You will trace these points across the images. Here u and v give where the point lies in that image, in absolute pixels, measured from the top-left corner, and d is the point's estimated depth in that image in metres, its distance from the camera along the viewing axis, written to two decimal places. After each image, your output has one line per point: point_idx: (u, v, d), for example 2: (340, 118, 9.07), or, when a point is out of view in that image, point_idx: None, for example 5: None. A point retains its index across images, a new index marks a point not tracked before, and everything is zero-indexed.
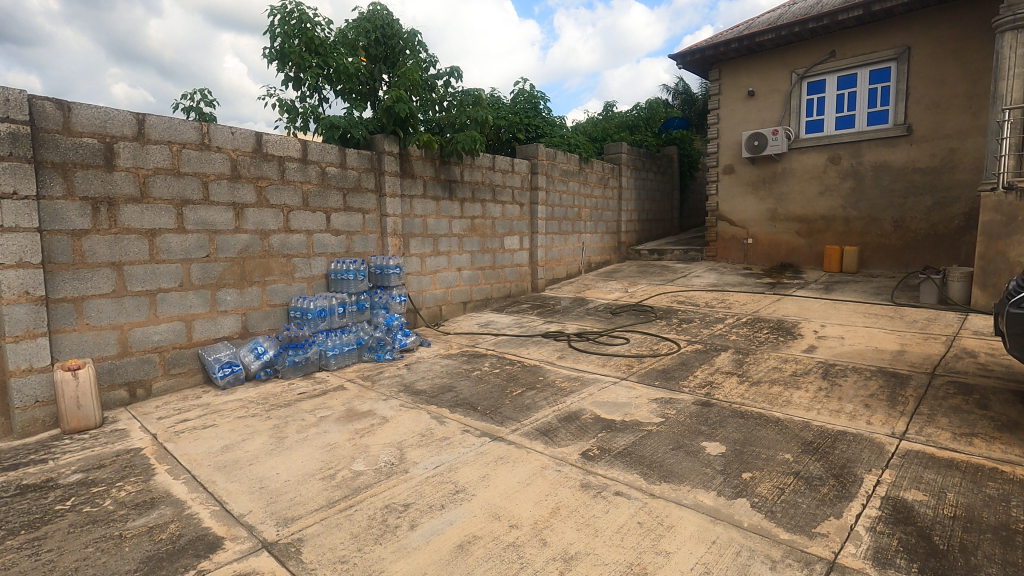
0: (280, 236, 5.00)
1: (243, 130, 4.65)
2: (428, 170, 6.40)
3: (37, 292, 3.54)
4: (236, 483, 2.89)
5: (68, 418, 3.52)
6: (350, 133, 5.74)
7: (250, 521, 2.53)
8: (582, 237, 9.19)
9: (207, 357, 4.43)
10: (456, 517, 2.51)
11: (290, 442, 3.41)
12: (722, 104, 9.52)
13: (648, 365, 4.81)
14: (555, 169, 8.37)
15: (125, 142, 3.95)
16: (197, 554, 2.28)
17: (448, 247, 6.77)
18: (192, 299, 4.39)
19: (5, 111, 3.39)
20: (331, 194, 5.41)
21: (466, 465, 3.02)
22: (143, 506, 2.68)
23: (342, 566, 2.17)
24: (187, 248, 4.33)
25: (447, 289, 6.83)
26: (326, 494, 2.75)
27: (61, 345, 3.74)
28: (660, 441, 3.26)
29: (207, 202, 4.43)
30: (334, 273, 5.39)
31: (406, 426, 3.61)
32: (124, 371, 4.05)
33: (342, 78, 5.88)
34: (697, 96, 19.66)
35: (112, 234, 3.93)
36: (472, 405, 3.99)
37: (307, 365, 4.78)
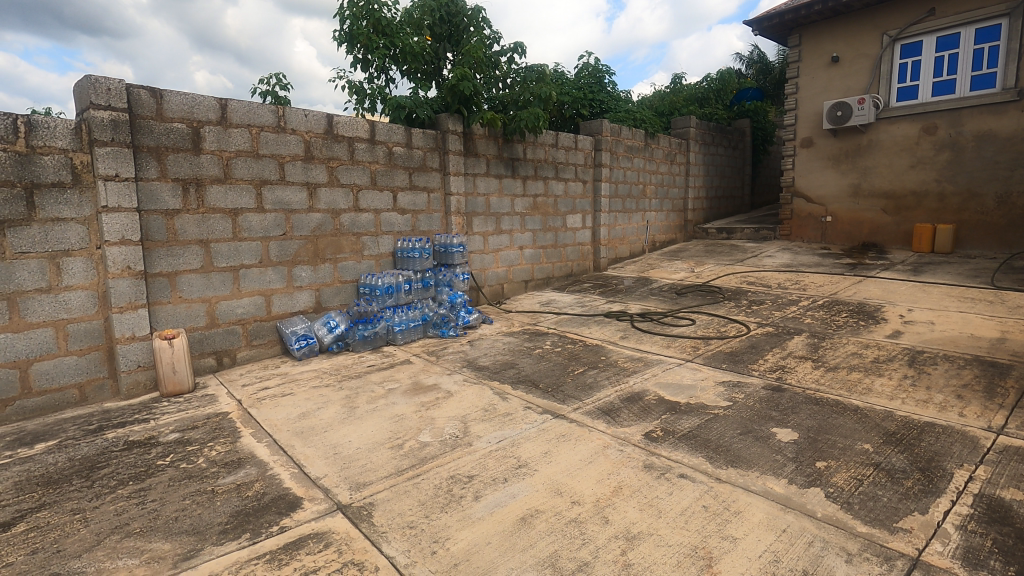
0: (350, 215, 5.17)
1: (316, 112, 4.82)
2: (491, 149, 6.41)
3: (137, 267, 3.85)
4: (312, 448, 3.08)
5: (166, 382, 3.86)
6: (415, 113, 5.82)
7: (326, 484, 2.69)
8: (646, 215, 8.96)
9: (285, 330, 4.71)
10: (519, 491, 2.56)
11: (361, 412, 3.58)
12: (801, 72, 8.91)
13: (715, 347, 4.67)
14: (620, 145, 8.17)
15: (210, 127, 4.20)
16: (279, 511, 2.46)
17: (510, 226, 6.79)
18: (271, 275, 4.66)
19: (106, 100, 3.67)
20: (397, 173, 5.52)
21: (529, 441, 3.06)
22: (231, 465, 2.91)
23: (410, 531, 2.28)
24: (265, 226, 4.58)
25: (509, 267, 6.87)
26: (394, 463, 2.87)
27: (158, 316, 4.08)
28: (727, 426, 3.17)
29: (283, 182, 4.65)
30: (400, 251, 5.56)
31: (470, 401, 3.70)
32: (212, 341, 4.38)
33: (408, 58, 5.95)
34: (774, 64, 18.50)
35: (200, 213, 4.21)
36: (534, 381, 4.04)
37: (376, 339, 4.99)
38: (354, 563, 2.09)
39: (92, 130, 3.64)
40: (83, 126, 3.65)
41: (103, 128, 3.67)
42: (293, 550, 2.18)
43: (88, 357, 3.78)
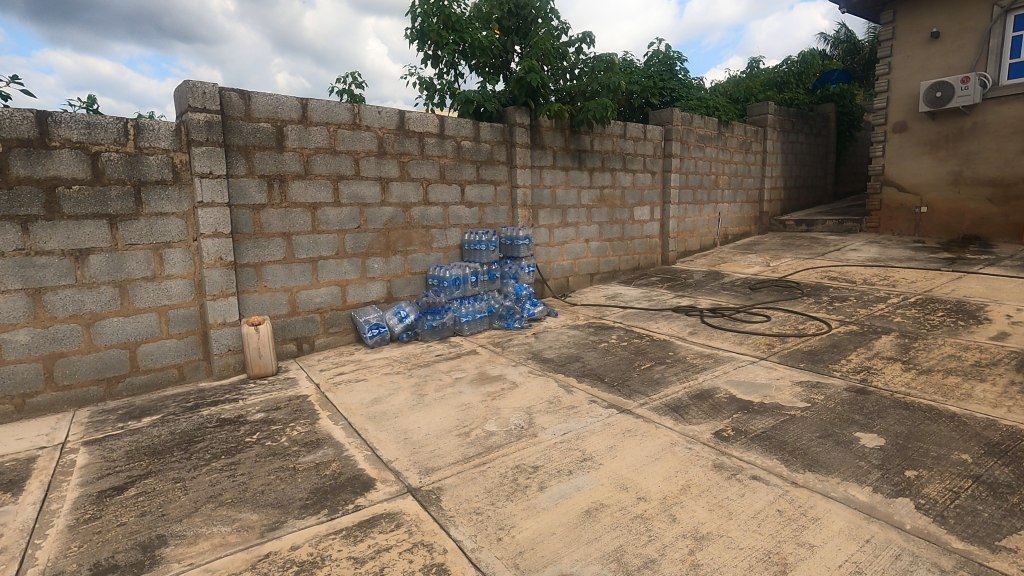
0: (420, 208, 5.32)
1: (389, 109, 4.97)
2: (558, 141, 6.38)
3: (228, 258, 4.15)
4: (385, 432, 3.21)
5: (252, 365, 4.16)
6: (483, 107, 5.87)
7: (397, 467, 2.80)
8: (718, 207, 8.63)
9: (359, 319, 4.92)
10: (584, 484, 2.56)
11: (429, 399, 3.70)
12: (895, 50, 8.23)
13: (792, 346, 4.44)
14: (691, 134, 7.89)
15: (292, 125, 4.44)
16: (354, 491, 2.59)
17: (576, 219, 6.74)
18: (346, 266, 4.88)
19: (202, 103, 3.96)
20: (465, 167, 5.61)
21: (594, 435, 3.04)
22: (311, 445, 3.09)
23: (476, 517, 2.34)
24: (342, 219, 4.80)
25: (575, 260, 6.83)
26: (461, 450, 2.95)
27: (247, 304, 4.39)
28: (805, 428, 3.02)
29: (358, 176, 4.85)
30: (468, 244, 5.64)
31: (534, 392, 3.73)
32: (293, 328, 4.65)
33: (477, 53, 6.03)
34: (864, 43, 17.21)
35: (282, 207, 4.47)
36: (600, 375, 4.02)
37: (443, 330, 5.13)
38: (424, 544, 2.17)
39: (190, 131, 3.94)
40: (182, 128, 3.96)
41: (199, 129, 3.97)
42: (367, 528, 2.29)
43: (186, 340, 4.12)
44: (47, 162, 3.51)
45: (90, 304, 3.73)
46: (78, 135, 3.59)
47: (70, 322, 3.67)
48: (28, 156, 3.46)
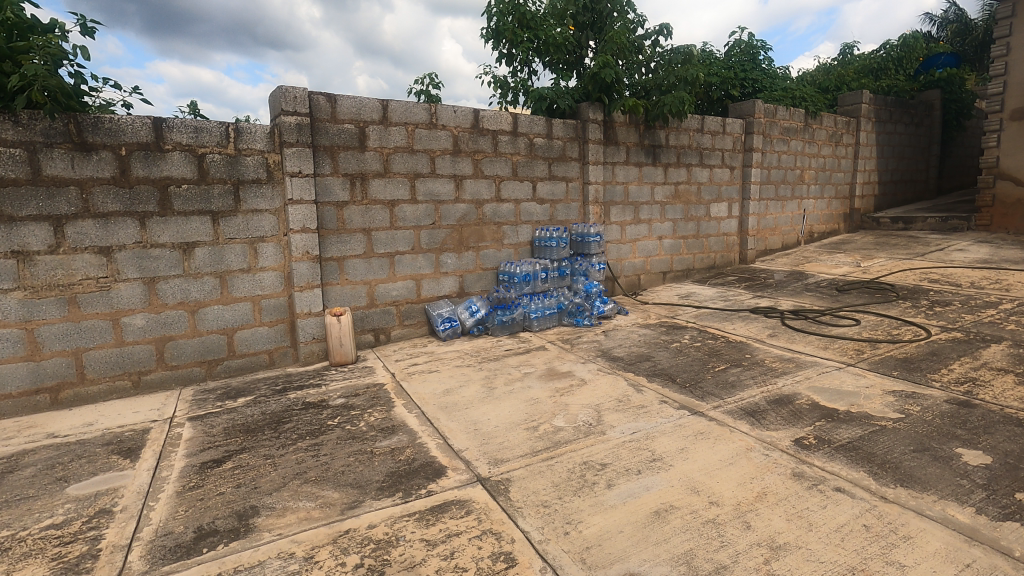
0: (492, 205, 5.41)
1: (464, 108, 5.09)
2: (632, 136, 6.27)
3: (313, 252, 4.43)
4: (456, 422, 3.31)
5: (334, 353, 4.41)
6: (556, 104, 5.89)
7: (467, 457, 2.89)
8: (803, 203, 8.16)
9: (432, 313, 5.10)
10: (653, 484, 2.52)
11: (499, 392, 3.77)
12: (1014, 29, 7.41)
13: (884, 352, 4.13)
14: (774, 127, 7.50)
15: (374, 126, 4.65)
16: (427, 477, 2.70)
17: (649, 215, 6.60)
18: (421, 261, 5.06)
19: (293, 106, 4.24)
20: (537, 164, 5.64)
21: (665, 436, 2.99)
22: (387, 431, 3.24)
23: (544, 510, 2.37)
24: (418, 216, 4.98)
25: (647, 258, 6.69)
26: (530, 444, 2.99)
27: (331, 295, 4.66)
28: (897, 440, 2.81)
29: (434, 174, 5.00)
30: (539, 240, 5.70)
31: (603, 390, 3.70)
32: (371, 319, 4.88)
33: (551, 49, 6.05)
34: (977, 23, 15.59)
35: (363, 204, 4.70)
36: (671, 375, 3.93)
37: (513, 325, 5.23)
38: (492, 533, 2.23)
39: (283, 133, 4.22)
40: (276, 130, 4.24)
41: (291, 131, 4.24)
42: (439, 513, 2.38)
43: (276, 328, 4.43)
44: (161, 163, 3.88)
45: (195, 293, 4.09)
46: (187, 139, 3.94)
47: (178, 309, 4.04)
48: (145, 159, 3.83)
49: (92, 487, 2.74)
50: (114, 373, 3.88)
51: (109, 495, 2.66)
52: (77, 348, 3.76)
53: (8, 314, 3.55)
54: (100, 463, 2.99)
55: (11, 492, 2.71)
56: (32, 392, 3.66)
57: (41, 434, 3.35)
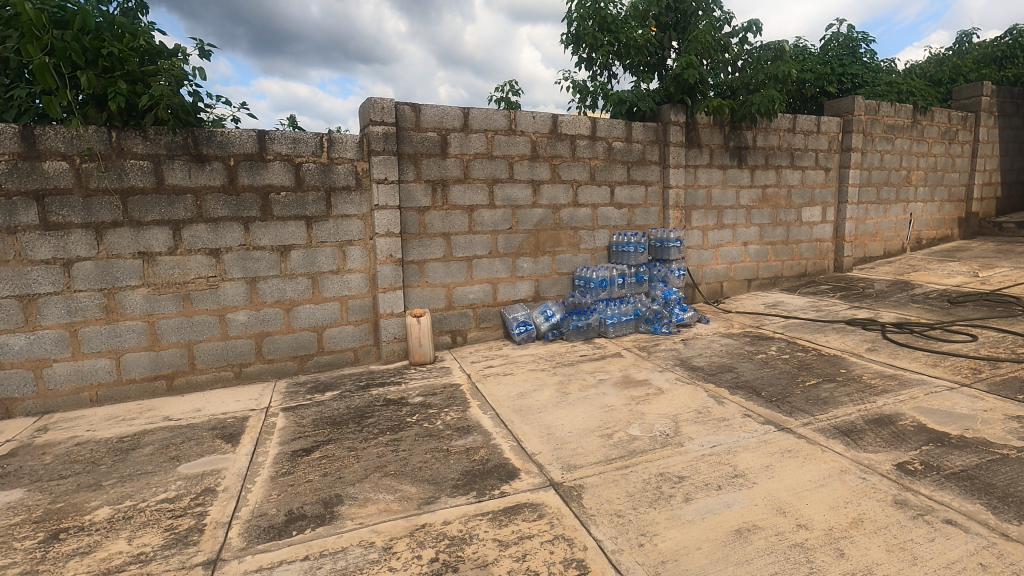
0: (569, 210, 5.40)
1: (543, 113, 5.12)
2: (716, 138, 6.03)
3: (396, 255, 4.63)
4: (529, 426, 3.33)
5: (414, 353, 4.59)
6: (636, 106, 5.79)
7: (540, 461, 2.89)
8: (909, 207, 7.49)
9: (508, 316, 5.16)
10: (734, 501, 2.40)
11: (573, 398, 3.75)
12: None
13: (1007, 373, 3.70)
14: (877, 125, 6.95)
15: (455, 134, 4.79)
16: (500, 478, 2.73)
17: (734, 220, 6.31)
18: (498, 265, 5.14)
19: (381, 116, 4.45)
20: (616, 168, 5.56)
21: (748, 451, 2.85)
22: (462, 431, 3.32)
23: (618, 520, 2.32)
24: (495, 221, 5.07)
25: (730, 265, 6.40)
26: (604, 451, 2.95)
27: (412, 297, 4.84)
28: (1021, 472, 2.50)
29: (512, 180, 5.07)
30: (616, 245, 5.59)
31: (682, 400, 3.58)
32: (449, 321, 5.02)
33: (632, 52, 5.96)
34: None
35: (444, 209, 4.85)
36: (755, 388, 3.73)
37: (588, 331, 5.19)
38: (565, 538, 2.22)
39: (371, 142, 4.45)
40: (364, 140, 4.48)
41: (378, 140, 4.47)
42: (512, 515, 2.40)
43: (361, 327, 4.67)
44: (263, 172, 4.21)
45: (290, 292, 4.40)
46: (286, 149, 4.25)
47: (274, 306, 4.36)
48: (251, 168, 4.17)
49: (200, 467, 3.01)
50: (219, 364, 4.25)
51: (213, 475, 2.91)
52: (189, 340, 4.15)
53: (134, 307, 3.98)
54: (206, 445, 3.28)
55: (133, 466, 3.03)
56: (151, 378, 4.08)
57: (158, 417, 3.73)
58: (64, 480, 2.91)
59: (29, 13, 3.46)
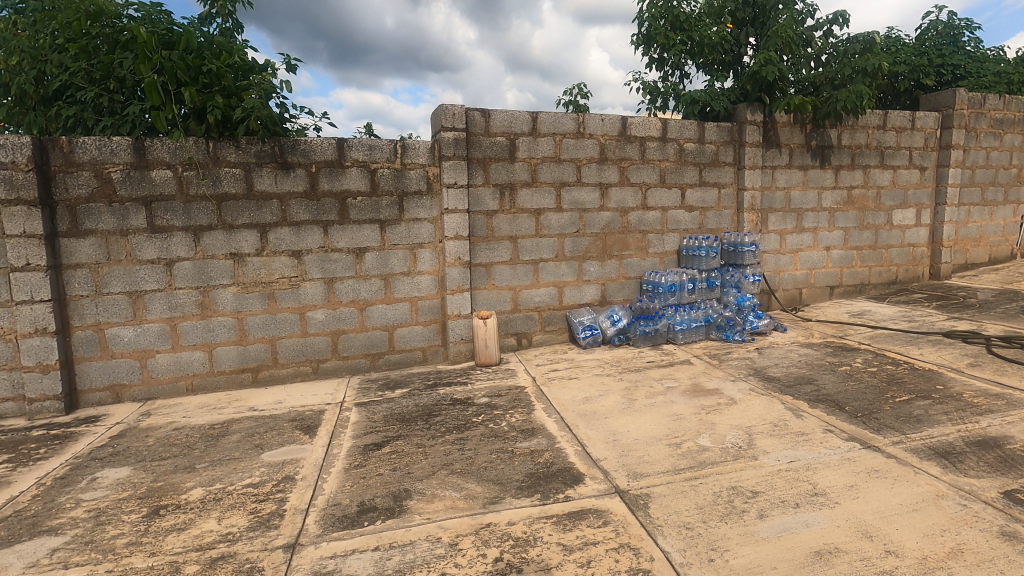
0: (638, 213, 5.30)
1: (612, 116, 5.06)
2: (796, 137, 5.74)
3: (464, 258, 4.72)
4: (595, 431, 3.30)
5: (480, 354, 4.67)
6: (710, 106, 5.60)
7: (606, 467, 2.86)
8: (1018, 209, 6.80)
9: (573, 320, 5.14)
10: (813, 521, 2.27)
11: (640, 404, 3.67)
12: None
13: None
14: (981, 120, 6.36)
15: (523, 138, 4.83)
16: (565, 482, 2.72)
17: (815, 223, 5.96)
18: (564, 269, 5.12)
19: (452, 122, 4.56)
20: (687, 170, 5.41)
21: (829, 469, 2.68)
22: (527, 433, 3.33)
23: (687, 533, 2.25)
24: (562, 224, 5.06)
25: (811, 270, 6.05)
26: (672, 460, 2.87)
27: (479, 299, 4.92)
28: None
29: (579, 183, 5.05)
30: (686, 250, 5.42)
31: (756, 412, 3.43)
32: (515, 323, 5.06)
33: (706, 50, 5.78)
34: None
35: (511, 213, 4.90)
36: (838, 403, 3.50)
37: (656, 336, 5.08)
38: (630, 547, 2.18)
39: (442, 148, 4.57)
40: (436, 146, 4.61)
41: (449, 146, 4.58)
42: (577, 519, 2.39)
43: (429, 328, 4.79)
44: (342, 178, 4.42)
45: (364, 293, 4.59)
46: (363, 156, 4.45)
47: (350, 306, 4.57)
48: (330, 174, 4.39)
49: (281, 456, 3.20)
50: (299, 359, 4.50)
51: (293, 464, 3.08)
52: (273, 336, 4.42)
53: (226, 304, 4.29)
54: (286, 436, 3.48)
55: (223, 452, 3.27)
56: (239, 370, 4.38)
57: (244, 407, 4.00)
58: (164, 461, 3.18)
59: (143, 35, 3.89)
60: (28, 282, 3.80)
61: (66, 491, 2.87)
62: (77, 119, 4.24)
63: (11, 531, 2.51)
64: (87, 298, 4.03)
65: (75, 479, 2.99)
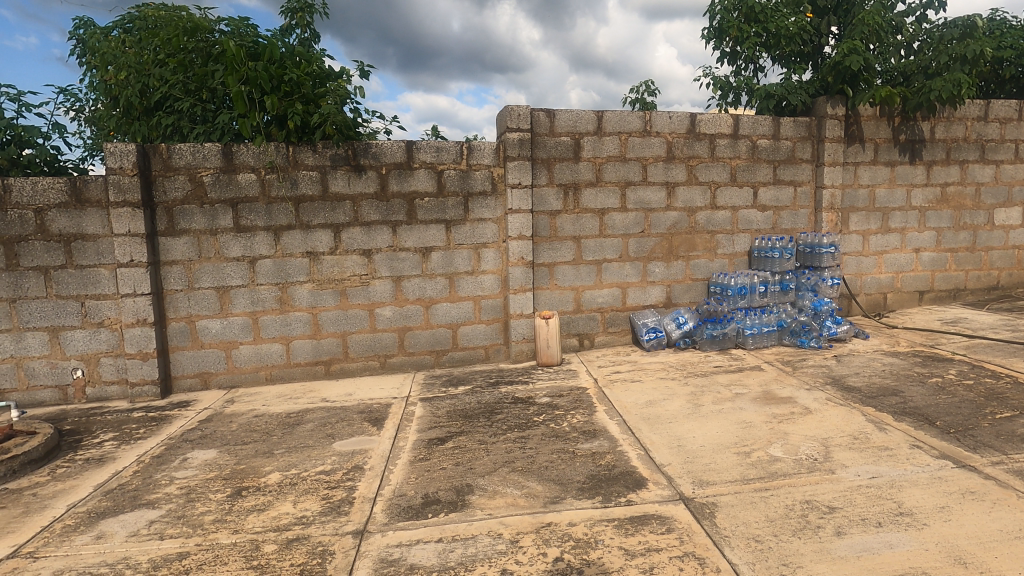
0: (706, 213, 5.13)
1: (680, 113, 4.93)
2: (883, 131, 5.37)
3: (527, 257, 4.75)
4: (658, 435, 3.23)
5: (541, 354, 4.68)
6: (787, 100, 5.35)
7: (670, 473, 2.79)
8: None
9: (637, 321, 5.05)
10: (898, 542, 2.12)
11: (706, 410, 3.56)
12: None
13: None
14: None
15: (588, 137, 4.80)
16: (627, 486, 2.68)
17: (903, 223, 5.55)
18: (628, 269, 5.04)
19: (517, 123, 4.60)
20: (760, 168, 5.18)
21: (916, 487, 2.49)
22: (589, 434, 3.31)
23: (756, 545, 2.16)
24: (627, 224, 4.98)
25: (897, 274, 5.64)
26: (740, 470, 2.76)
27: (541, 299, 4.93)
28: None
29: (645, 182, 4.96)
30: (758, 251, 5.20)
31: (833, 423, 3.24)
32: (577, 324, 5.03)
33: (783, 42, 5.52)
34: None
35: (575, 213, 4.88)
36: (928, 417, 3.24)
37: (724, 341, 4.89)
38: (696, 557, 2.12)
39: (506, 149, 4.62)
40: (501, 146, 4.66)
41: (514, 146, 4.62)
42: (639, 524, 2.35)
43: (492, 326, 4.86)
44: (410, 179, 4.56)
45: (429, 291, 4.71)
46: (430, 158, 4.57)
47: (416, 304, 4.71)
48: (400, 176, 4.54)
49: (351, 446, 3.35)
50: (368, 354, 4.69)
51: (361, 455, 3.22)
52: (344, 331, 4.63)
53: (302, 300, 4.53)
54: (356, 427, 3.64)
55: (298, 440, 3.46)
56: (313, 363, 4.62)
57: (317, 398, 4.22)
58: (246, 445, 3.41)
59: (232, 48, 4.21)
60: (131, 277, 4.17)
61: (162, 469, 3.13)
62: (174, 127, 4.59)
63: (116, 501, 2.77)
64: (181, 292, 4.37)
65: (170, 458, 3.27)
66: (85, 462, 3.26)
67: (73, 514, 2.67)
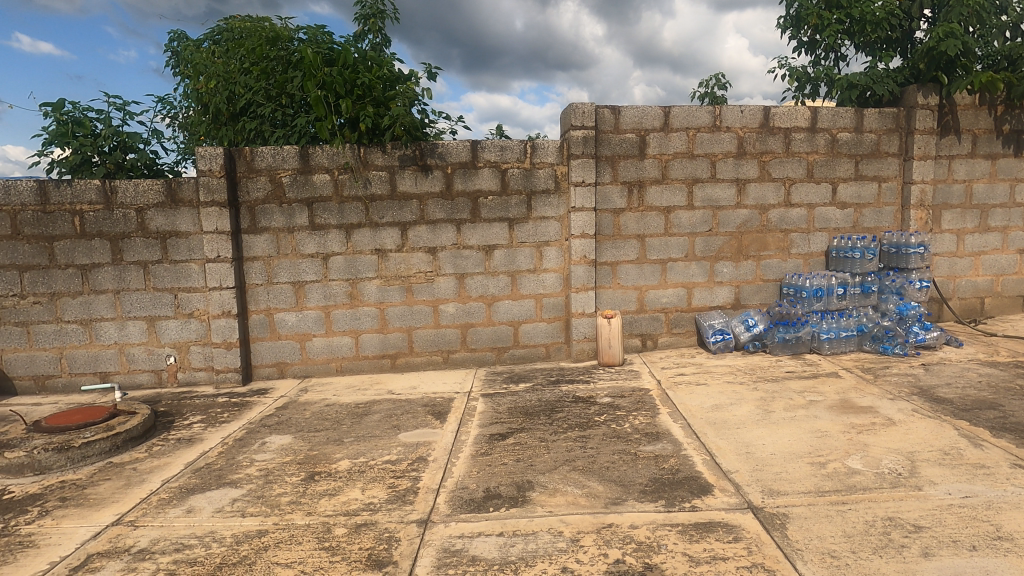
0: (780, 210, 4.90)
1: (752, 107, 4.73)
2: (982, 122, 4.93)
3: (590, 256, 4.72)
4: (725, 441, 3.12)
5: (603, 354, 4.64)
6: (871, 90, 5.01)
7: (737, 480, 2.70)
8: None
9: (703, 323, 4.90)
10: (995, 568, 1.95)
11: (777, 417, 3.41)
12: None
13: None
14: None
15: (654, 134, 4.70)
16: (691, 491, 2.61)
17: (1005, 221, 5.07)
18: (694, 269, 4.90)
19: (581, 121, 4.57)
20: (840, 162, 4.88)
21: (1017, 510, 2.28)
22: (651, 437, 3.25)
23: (832, 561, 2.05)
24: (694, 223, 4.84)
25: (997, 276, 5.16)
26: (814, 481, 2.63)
27: (603, 298, 4.88)
28: None
29: (714, 179, 4.80)
30: (836, 251, 4.91)
31: (920, 436, 3.01)
32: (639, 324, 4.94)
33: (868, 28, 5.18)
34: None
35: (639, 211, 4.79)
36: None
37: (798, 345, 4.66)
38: (765, 568, 2.04)
39: (571, 147, 4.60)
40: (565, 145, 4.65)
41: (578, 144, 4.60)
42: (704, 532, 2.29)
43: (553, 325, 4.86)
44: (475, 178, 4.64)
45: (491, 288, 4.77)
46: (495, 157, 4.62)
47: (479, 301, 4.78)
48: (464, 175, 4.62)
49: (415, 438, 3.45)
50: (432, 349, 4.81)
51: (425, 447, 3.31)
52: (410, 326, 4.77)
53: (370, 296, 4.71)
54: (420, 419, 3.74)
55: (366, 430, 3.60)
56: (380, 356, 4.79)
57: (383, 390, 4.37)
58: (318, 433, 3.59)
59: (310, 56, 4.44)
60: (218, 272, 4.49)
61: (243, 451, 3.35)
62: (257, 132, 4.88)
63: (203, 479, 2.99)
64: (261, 286, 4.65)
65: (250, 441, 3.49)
66: (177, 442, 3.55)
67: (167, 488, 2.91)
